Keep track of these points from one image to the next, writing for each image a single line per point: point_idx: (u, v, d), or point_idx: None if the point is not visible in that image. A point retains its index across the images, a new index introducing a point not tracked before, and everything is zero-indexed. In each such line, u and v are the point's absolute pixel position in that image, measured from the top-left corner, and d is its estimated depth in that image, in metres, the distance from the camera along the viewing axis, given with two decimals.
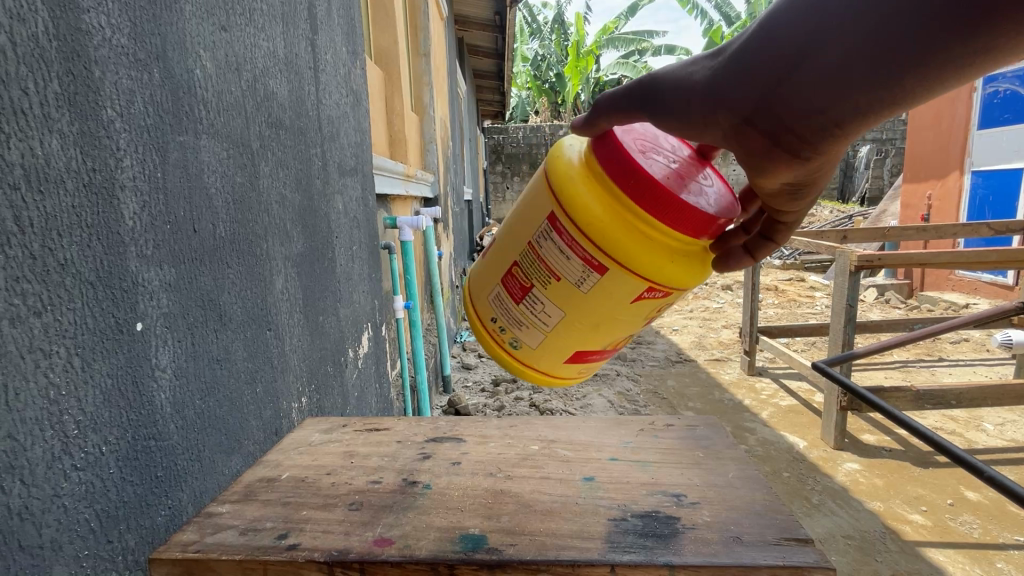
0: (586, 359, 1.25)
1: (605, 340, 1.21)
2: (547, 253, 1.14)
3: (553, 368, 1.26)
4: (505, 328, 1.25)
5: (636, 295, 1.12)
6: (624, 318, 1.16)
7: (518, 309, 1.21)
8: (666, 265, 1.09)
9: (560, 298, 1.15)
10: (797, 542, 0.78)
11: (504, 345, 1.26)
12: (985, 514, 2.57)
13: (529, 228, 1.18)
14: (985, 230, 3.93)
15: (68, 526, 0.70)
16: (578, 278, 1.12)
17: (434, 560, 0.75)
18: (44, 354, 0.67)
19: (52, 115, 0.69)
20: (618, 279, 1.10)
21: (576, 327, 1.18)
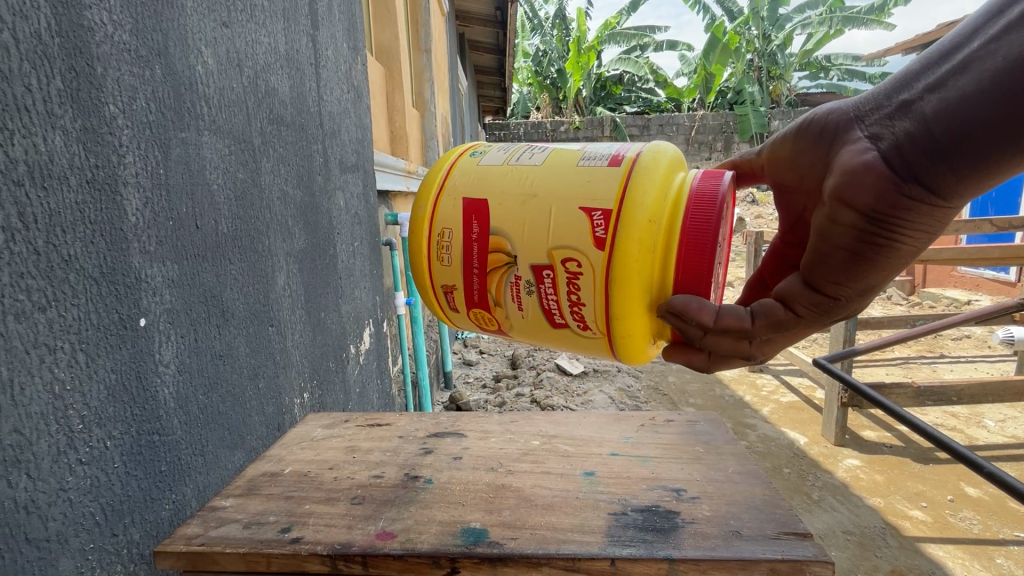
0: (474, 218, 1.16)
1: (509, 216, 1.12)
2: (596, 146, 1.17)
3: (455, 190, 1.20)
4: (491, 150, 1.25)
5: (585, 207, 1.07)
6: (552, 211, 1.09)
7: (522, 149, 1.22)
8: (643, 210, 1.04)
9: (555, 157, 1.15)
10: (797, 536, 0.79)
11: (465, 162, 1.25)
12: (985, 510, 2.58)
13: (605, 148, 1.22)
14: (988, 226, 3.91)
15: (74, 519, 0.70)
16: (588, 160, 1.12)
17: (435, 554, 0.76)
18: (49, 349, 0.67)
19: (56, 111, 0.69)
20: (599, 178, 1.08)
21: (521, 187, 1.13)
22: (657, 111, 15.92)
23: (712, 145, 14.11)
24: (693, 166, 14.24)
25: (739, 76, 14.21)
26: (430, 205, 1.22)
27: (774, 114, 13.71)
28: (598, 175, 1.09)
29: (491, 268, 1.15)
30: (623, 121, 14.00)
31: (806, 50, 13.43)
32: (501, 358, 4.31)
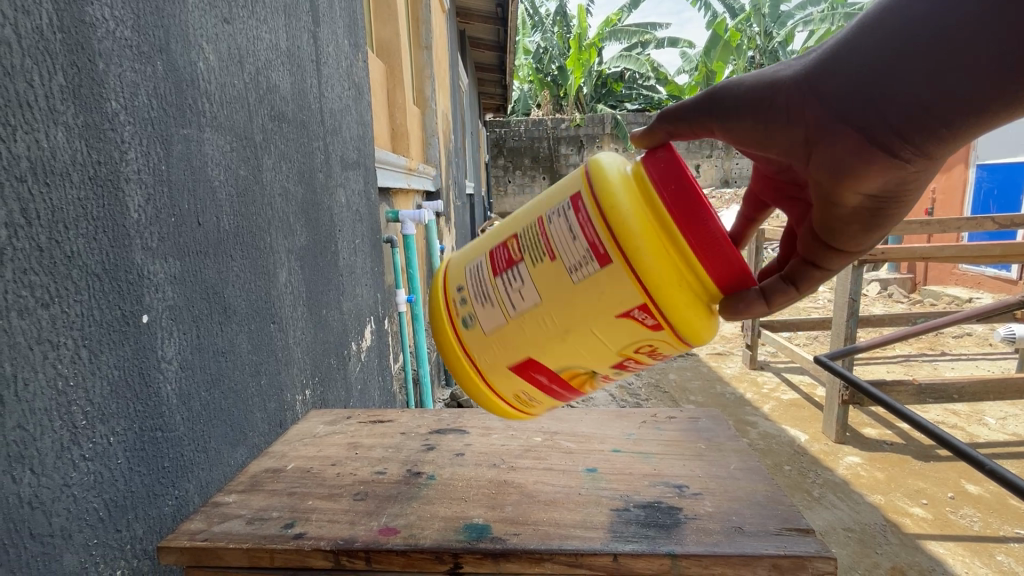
0: (535, 374, 0.93)
1: (559, 356, 0.90)
2: (555, 229, 0.85)
3: (492, 369, 0.95)
4: (472, 303, 0.96)
5: (615, 313, 0.83)
6: (595, 333, 0.85)
7: (491, 282, 0.93)
8: (653, 269, 0.80)
9: (544, 277, 0.86)
10: (799, 532, 0.79)
11: (459, 330, 0.98)
12: (986, 507, 2.58)
13: (549, 202, 0.89)
14: (990, 223, 3.89)
15: (78, 515, 0.71)
16: (571, 265, 0.84)
17: (439, 549, 0.76)
18: (52, 345, 0.68)
19: (58, 107, 0.69)
20: (609, 280, 0.82)
21: (542, 336, 0.89)
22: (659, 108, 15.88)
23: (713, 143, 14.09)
24: (694, 163, 14.21)
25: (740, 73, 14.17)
26: (483, 388, 0.98)
27: None
28: (595, 277, 0.82)
29: (579, 394, 0.96)
30: (624, 118, 13.98)
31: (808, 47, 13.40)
32: None
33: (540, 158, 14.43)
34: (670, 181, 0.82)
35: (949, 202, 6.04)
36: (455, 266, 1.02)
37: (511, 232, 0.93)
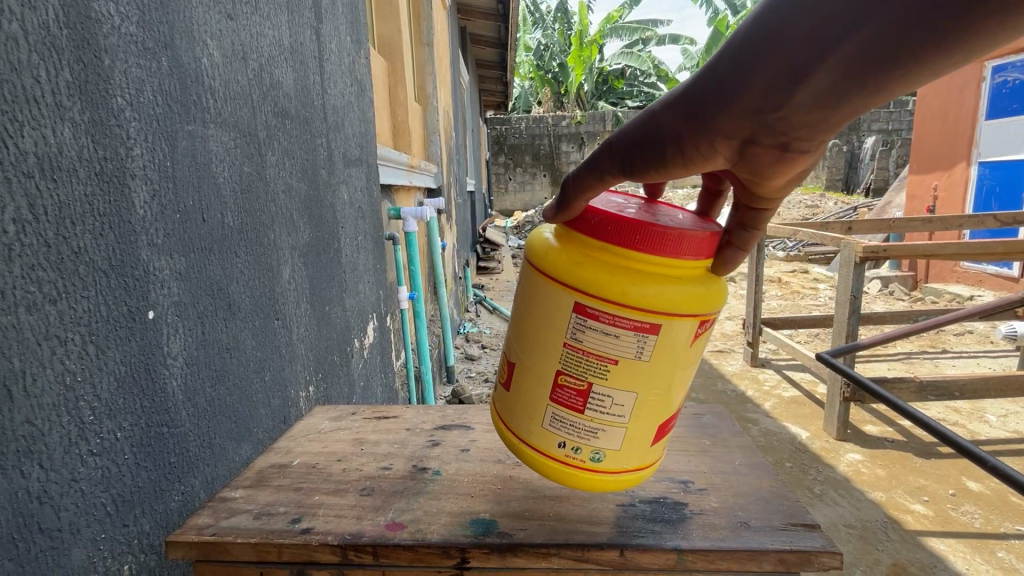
0: (666, 427, 0.87)
1: (673, 397, 0.85)
2: (591, 341, 0.79)
3: (643, 460, 0.86)
4: (581, 442, 0.82)
5: (686, 341, 0.81)
6: (684, 360, 0.83)
7: (585, 419, 0.81)
8: (670, 294, 0.78)
9: (625, 371, 0.79)
10: (804, 527, 0.79)
11: (587, 472, 0.83)
12: (987, 504, 2.59)
13: (551, 326, 0.82)
14: (992, 221, 3.88)
15: (86, 509, 0.71)
16: (634, 351, 0.78)
17: (446, 544, 0.76)
18: (60, 340, 0.68)
19: (64, 103, 0.69)
20: (674, 331, 0.79)
21: (655, 403, 0.83)
22: None
23: None
24: None
25: None
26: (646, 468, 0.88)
27: None
28: (659, 341, 0.79)
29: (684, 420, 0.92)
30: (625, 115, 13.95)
31: None
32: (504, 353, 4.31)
33: (541, 156, 14.40)
34: (623, 239, 0.78)
35: (950, 200, 6.02)
36: (520, 434, 0.86)
37: (551, 368, 0.82)
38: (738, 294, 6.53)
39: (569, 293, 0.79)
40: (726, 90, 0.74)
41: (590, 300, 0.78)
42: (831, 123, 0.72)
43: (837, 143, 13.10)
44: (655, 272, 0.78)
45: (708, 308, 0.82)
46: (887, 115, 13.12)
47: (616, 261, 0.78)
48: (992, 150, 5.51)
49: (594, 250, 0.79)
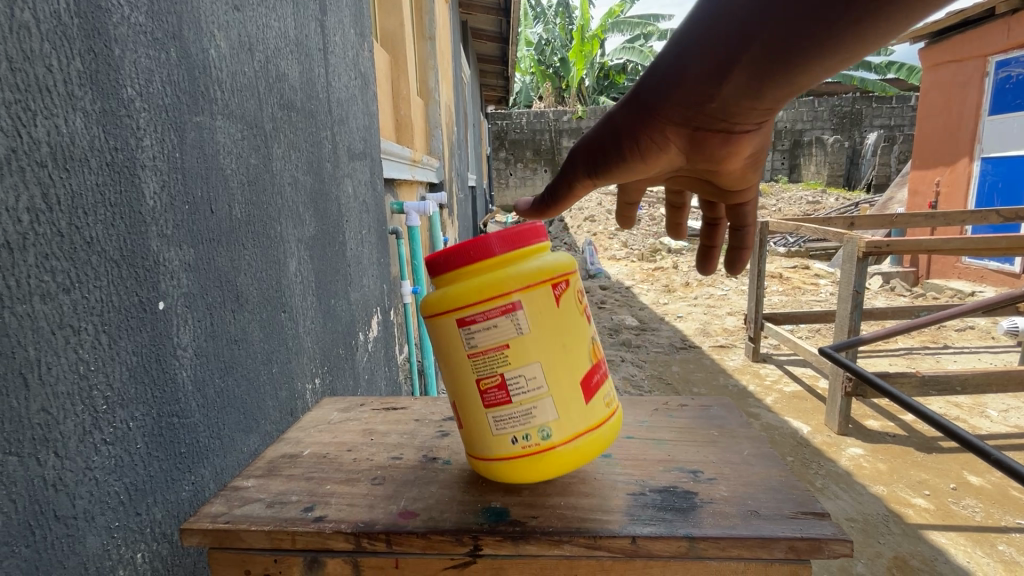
0: (596, 379, 0.84)
1: (582, 344, 0.83)
2: (481, 341, 0.78)
3: (594, 419, 0.83)
4: (523, 429, 0.80)
5: (555, 303, 0.80)
6: (571, 313, 0.82)
7: (516, 406, 0.79)
8: (526, 272, 0.78)
9: (521, 352, 0.78)
10: (814, 515, 0.80)
11: (546, 454, 0.81)
12: (988, 498, 2.60)
13: (450, 354, 0.82)
14: (995, 217, 3.87)
15: (100, 497, 0.72)
16: (515, 330, 0.77)
17: (459, 532, 0.77)
18: (73, 329, 0.68)
19: (76, 93, 0.69)
20: (539, 296, 0.78)
21: (569, 363, 0.81)
22: None
23: None
24: None
25: None
26: (605, 427, 0.85)
27: None
28: (532, 311, 0.78)
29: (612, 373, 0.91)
30: None
31: None
32: None
33: (542, 151, 14.35)
34: (457, 258, 0.78)
35: (953, 196, 5.99)
36: (481, 454, 0.84)
37: (470, 383, 0.81)
38: (740, 290, 6.52)
39: (444, 320, 0.80)
40: (662, 93, 0.89)
41: (462, 312, 0.78)
42: (754, 108, 0.84)
43: (839, 139, 13.04)
44: (498, 265, 0.78)
45: (561, 268, 0.81)
46: (890, 111, 13.07)
47: (460, 282, 0.79)
48: (995, 146, 5.49)
49: (443, 281, 0.81)
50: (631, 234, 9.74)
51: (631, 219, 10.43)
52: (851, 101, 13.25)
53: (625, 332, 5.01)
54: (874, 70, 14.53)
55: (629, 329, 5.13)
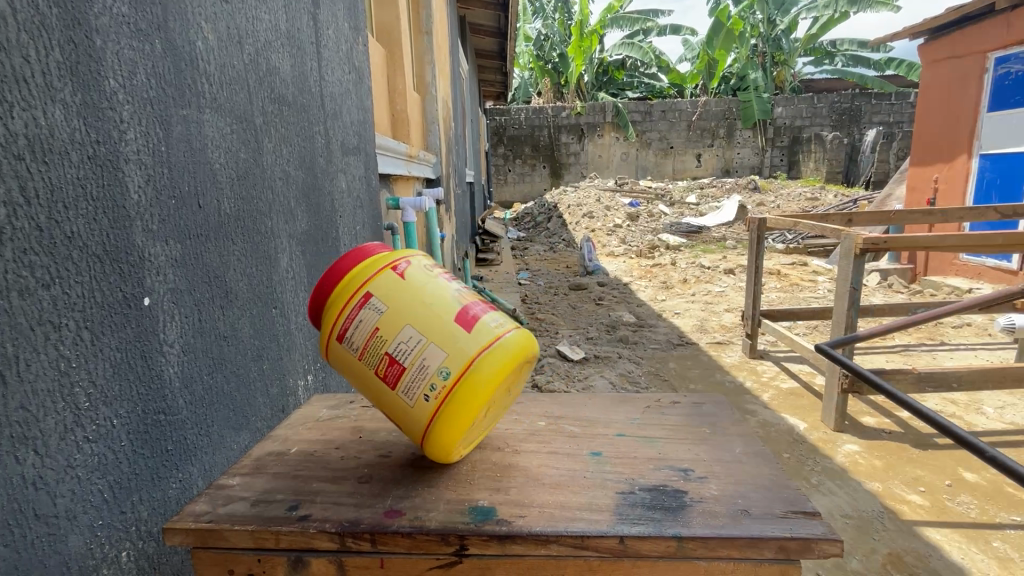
0: (474, 314, 0.88)
1: (446, 293, 0.89)
2: (356, 341, 0.88)
3: (488, 344, 0.84)
4: (426, 381, 0.83)
5: (400, 276, 0.89)
6: (421, 279, 0.90)
7: (411, 368, 0.84)
8: (365, 273, 0.90)
9: (392, 329, 0.86)
10: (804, 514, 0.80)
11: (457, 393, 0.82)
12: (983, 495, 2.60)
13: (354, 373, 0.90)
14: (993, 214, 3.86)
15: (82, 496, 0.71)
16: (373, 314, 0.87)
17: (445, 532, 0.76)
18: (53, 326, 0.67)
19: (55, 84, 0.68)
20: (380, 279, 0.89)
21: (433, 310, 0.86)
22: (660, 97, 15.72)
23: (714, 132, 13.87)
24: (695, 152, 14.06)
25: (743, 61, 13.99)
26: (509, 349, 0.86)
27: (778, 100, 13.52)
28: (381, 293, 0.88)
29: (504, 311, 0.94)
30: (625, 107, 13.84)
31: (811, 34, 13.12)
32: None
33: (540, 147, 14.29)
34: (319, 300, 0.93)
35: (950, 192, 5.96)
36: (419, 435, 0.86)
37: (377, 379, 0.87)
38: (738, 286, 6.50)
39: (330, 353, 0.91)
40: None
41: (334, 332, 0.89)
42: None
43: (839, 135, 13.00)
44: (344, 278, 0.91)
45: (395, 254, 0.93)
46: (889, 108, 13.03)
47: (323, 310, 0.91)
48: (993, 142, 5.46)
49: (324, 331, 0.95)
50: (630, 231, 9.71)
51: (629, 216, 10.41)
52: (850, 97, 13.20)
53: (622, 329, 4.99)
54: (873, 66, 14.46)
55: (626, 325, 5.11)
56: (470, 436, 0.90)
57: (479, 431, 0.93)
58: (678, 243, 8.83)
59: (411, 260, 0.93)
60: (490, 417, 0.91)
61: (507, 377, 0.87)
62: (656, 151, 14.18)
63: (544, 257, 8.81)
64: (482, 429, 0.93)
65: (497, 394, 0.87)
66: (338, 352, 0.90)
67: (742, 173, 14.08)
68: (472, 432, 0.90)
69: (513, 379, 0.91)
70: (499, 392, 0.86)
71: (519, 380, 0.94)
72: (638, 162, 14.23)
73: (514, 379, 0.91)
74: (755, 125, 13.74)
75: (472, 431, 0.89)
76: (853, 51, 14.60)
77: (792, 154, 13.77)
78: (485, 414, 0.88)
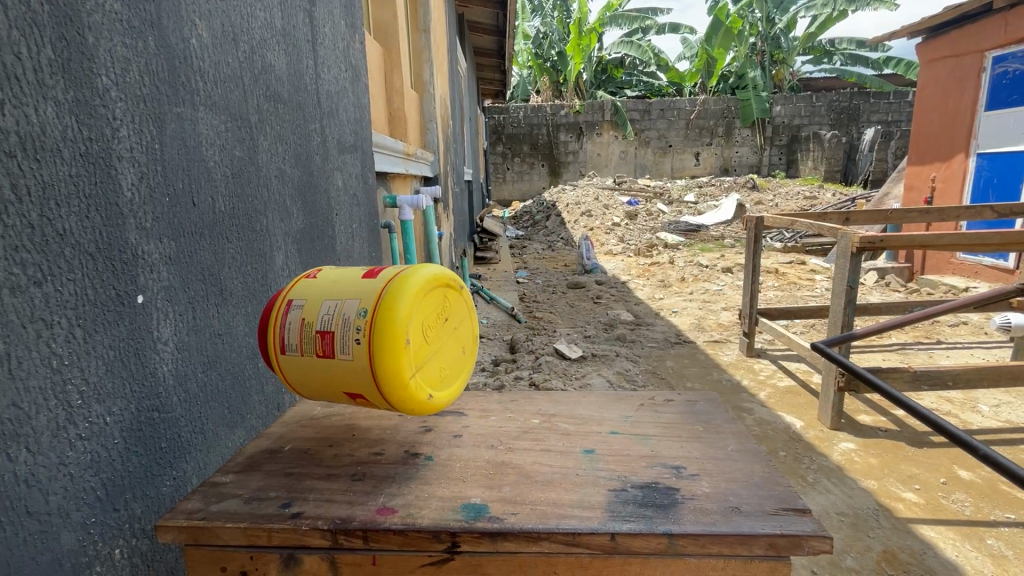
0: (376, 271, 0.99)
1: (352, 270, 1.02)
2: (291, 340, 0.96)
3: (388, 276, 0.94)
4: (352, 325, 0.90)
5: (315, 279, 1.02)
6: (332, 274, 1.03)
7: (338, 325, 0.92)
8: (287, 290, 1.02)
9: (316, 311, 0.95)
10: (795, 512, 0.80)
11: (374, 318, 0.89)
12: (978, 492, 2.61)
13: (307, 372, 0.96)
14: (990, 213, 3.86)
15: (75, 494, 0.71)
16: (297, 310, 0.97)
17: (436, 528, 0.76)
18: (46, 323, 0.67)
19: (47, 82, 0.68)
20: (298, 286, 1.01)
21: (341, 282, 0.98)
22: (659, 95, 15.70)
23: (713, 130, 13.87)
24: (694, 151, 14.07)
25: (742, 60, 13.97)
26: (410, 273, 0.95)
27: (776, 99, 13.51)
28: (301, 294, 1.00)
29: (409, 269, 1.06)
30: (623, 105, 13.83)
31: (810, 33, 13.10)
32: (500, 342, 4.27)
33: (539, 145, 14.28)
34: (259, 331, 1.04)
35: (948, 191, 5.97)
36: (369, 382, 0.90)
37: (322, 355, 0.93)
38: (735, 285, 6.51)
39: (278, 368, 1.00)
40: None
41: (273, 341, 0.99)
42: None
43: (837, 134, 13.00)
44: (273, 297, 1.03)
45: (308, 271, 1.07)
46: (887, 107, 13.04)
47: (262, 333, 1.01)
48: (990, 140, 5.47)
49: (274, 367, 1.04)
50: (628, 229, 9.71)
51: (628, 214, 10.41)
52: (848, 96, 13.20)
53: (620, 328, 4.99)
54: (872, 66, 14.47)
55: (623, 324, 5.11)
56: (421, 367, 0.93)
57: (430, 367, 0.96)
58: (676, 241, 8.84)
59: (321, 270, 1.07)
60: (433, 348, 0.96)
61: (426, 300, 0.94)
62: (654, 149, 14.18)
63: (542, 256, 8.81)
64: (433, 364, 0.96)
65: (422, 318, 0.93)
66: (280, 360, 0.98)
67: (740, 172, 14.08)
68: (421, 363, 0.93)
69: (437, 309, 0.97)
70: (419, 309, 0.92)
71: (447, 314, 1.01)
72: (636, 161, 14.23)
73: (437, 310, 0.98)
74: (753, 123, 13.75)
75: (420, 362, 0.93)
76: (851, 50, 14.61)
77: (790, 152, 13.78)
78: (422, 339, 0.93)
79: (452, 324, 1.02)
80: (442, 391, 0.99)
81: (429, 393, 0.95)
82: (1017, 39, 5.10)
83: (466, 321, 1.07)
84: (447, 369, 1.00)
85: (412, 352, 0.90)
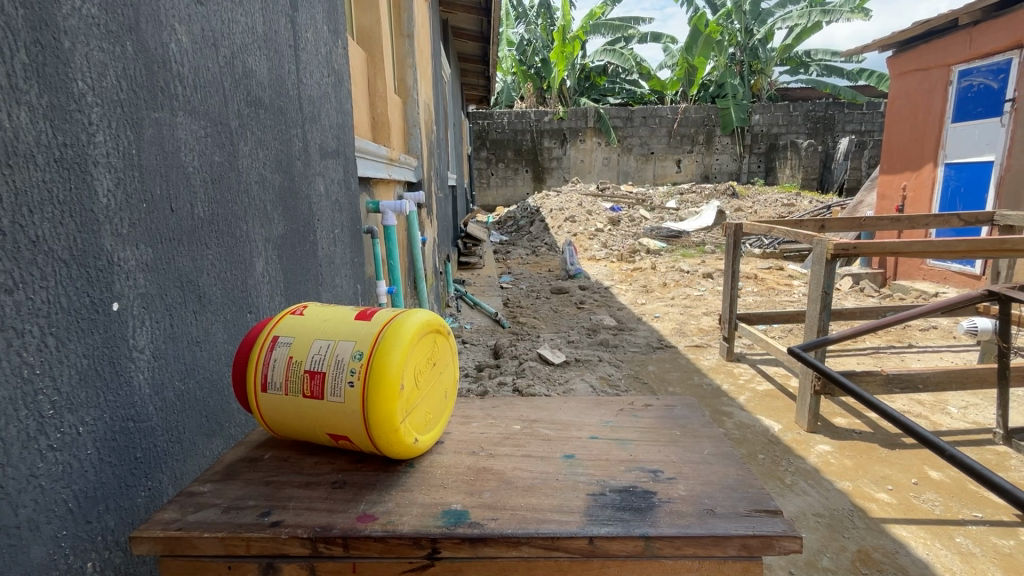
0: (367, 314, 0.99)
1: (338, 310, 1.02)
2: (272, 381, 0.95)
3: (378, 321, 0.94)
4: (341, 371, 0.90)
5: (303, 316, 1.01)
6: (321, 312, 1.02)
7: (327, 369, 0.91)
8: (269, 325, 1.01)
9: (300, 350, 0.95)
10: (767, 513, 0.82)
11: (370, 362, 0.89)
12: (947, 492, 2.69)
13: (289, 413, 0.95)
14: (957, 221, 3.99)
15: (46, 506, 0.69)
16: (281, 350, 0.96)
17: (417, 535, 0.77)
18: (17, 332, 0.66)
19: (21, 86, 0.67)
20: (284, 321, 1.00)
21: (332, 323, 0.97)
22: (641, 103, 15.89)
23: (694, 138, 14.08)
24: (675, 158, 14.28)
25: (722, 69, 14.20)
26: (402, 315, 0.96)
27: (755, 108, 13.77)
28: (286, 330, 0.98)
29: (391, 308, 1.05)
30: (607, 111, 13.93)
31: (787, 44, 13.35)
32: (484, 347, 4.27)
33: (522, 151, 14.34)
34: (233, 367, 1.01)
35: (918, 200, 6.14)
36: (356, 425, 0.90)
37: (307, 396, 0.92)
38: (716, 290, 6.61)
39: (256, 405, 0.98)
40: None
41: (252, 382, 0.97)
42: None
43: (814, 143, 13.31)
44: (252, 336, 1.01)
45: (293, 306, 1.06)
46: (861, 117, 13.40)
47: (240, 372, 0.98)
48: (957, 152, 5.66)
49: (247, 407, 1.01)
50: (611, 236, 9.81)
51: (610, 219, 10.50)
52: (824, 106, 13.56)
53: (603, 333, 5.01)
54: (846, 77, 14.83)
55: (607, 329, 5.14)
56: (410, 413, 0.93)
57: (418, 413, 0.96)
58: (658, 247, 8.95)
59: (305, 306, 1.06)
60: (421, 392, 0.97)
61: (419, 346, 0.95)
62: (637, 156, 14.35)
63: (526, 262, 8.84)
64: (421, 409, 0.97)
65: (414, 364, 0.94)
66: (261, 399, 0.96)
67: (720, 179, 14.33)
68: (411, 409, 0.93)
69: (427, 354, 0.99)
70: (413, 355, 0.93)
71: (435, 359, 1.02)
72: (619, 167, 14.38)
73: (428, 356, 0.99)
74: (733, 132, 13.98)
75: (410, 408, 0.93)
76: (827, 61, 14.95)
77: (769, 160, 14.08)
78: (414, 385, 0.94)
79: (439, 367, 1.03)
80: (426, 435, 0.99)
81: (416, 438, 0.95)
82: (985, 53, 5.26)
83: (450, 365, 1.08)
84: (432, 411, 1.01)
85: (404, 398, 0.91)
